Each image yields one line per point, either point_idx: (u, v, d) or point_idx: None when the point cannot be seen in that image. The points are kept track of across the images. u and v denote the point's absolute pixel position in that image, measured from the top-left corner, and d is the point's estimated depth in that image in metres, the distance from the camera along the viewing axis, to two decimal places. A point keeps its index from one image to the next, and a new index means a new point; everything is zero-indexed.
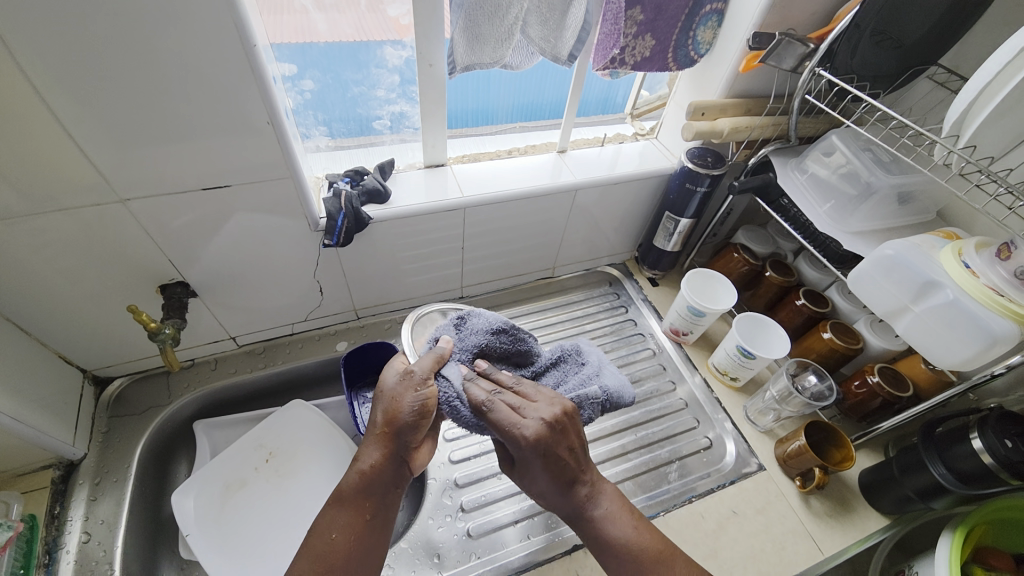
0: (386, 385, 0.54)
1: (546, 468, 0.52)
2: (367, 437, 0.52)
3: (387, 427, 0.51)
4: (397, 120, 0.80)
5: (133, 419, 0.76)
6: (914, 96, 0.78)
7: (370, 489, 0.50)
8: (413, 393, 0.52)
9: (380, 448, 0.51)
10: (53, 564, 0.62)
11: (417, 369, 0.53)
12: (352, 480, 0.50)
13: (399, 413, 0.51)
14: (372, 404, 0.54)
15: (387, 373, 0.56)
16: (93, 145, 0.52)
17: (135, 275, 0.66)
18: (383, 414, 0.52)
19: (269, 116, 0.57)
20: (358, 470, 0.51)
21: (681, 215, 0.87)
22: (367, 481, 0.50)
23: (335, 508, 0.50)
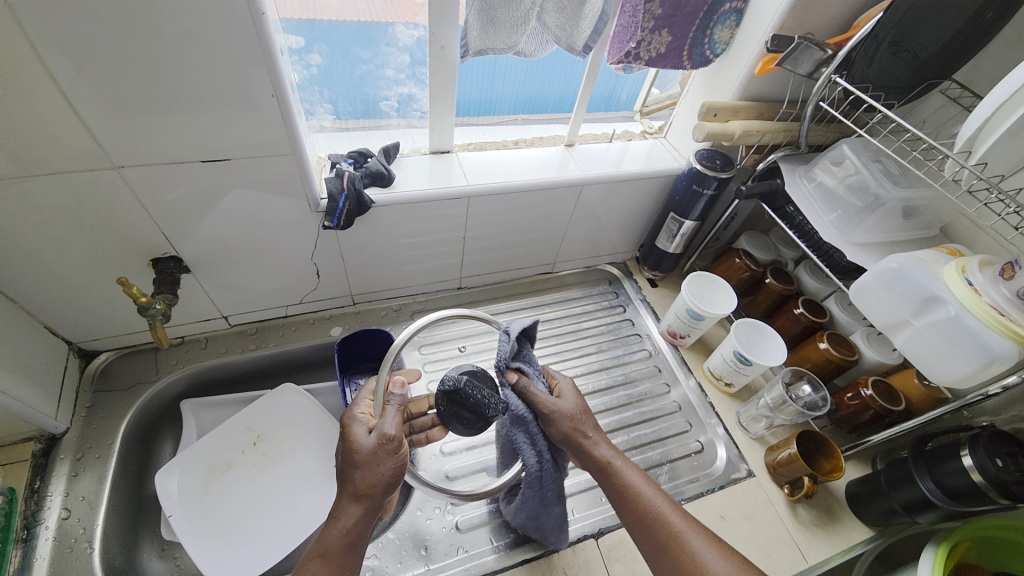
0: (358, 446, 0.50)
1: (574, 405, 0.58)
2: (345, 498, 0.49)
3: (365, 491, 0.48)
4: (404, 103, 0.78)
5: (119, 394, 0.75)
6: (926, 110, 0.78)
7: (355, 542, 0.48)
8: (387, 457, 0.49)
9: (361, 506, 0.48)
10: (31, 539, 0.61)
11: (390, 432, 0.50)
12: (334, 538, 0.47)
13: (377, 471, 0.48)
14: (347, 463, 0.50)
15: (353, 428, 0.51)
16: (90, 111, 0.50)
17: (127, 247, 0.64)
18: (360, 478, 0.49)
19: (274, 90, 0.55)
20: (339, 528, 0.48)
21: (685, 217, 0.86)
22: (352, 539, 0.48)
23: (314, 564, 0.46)
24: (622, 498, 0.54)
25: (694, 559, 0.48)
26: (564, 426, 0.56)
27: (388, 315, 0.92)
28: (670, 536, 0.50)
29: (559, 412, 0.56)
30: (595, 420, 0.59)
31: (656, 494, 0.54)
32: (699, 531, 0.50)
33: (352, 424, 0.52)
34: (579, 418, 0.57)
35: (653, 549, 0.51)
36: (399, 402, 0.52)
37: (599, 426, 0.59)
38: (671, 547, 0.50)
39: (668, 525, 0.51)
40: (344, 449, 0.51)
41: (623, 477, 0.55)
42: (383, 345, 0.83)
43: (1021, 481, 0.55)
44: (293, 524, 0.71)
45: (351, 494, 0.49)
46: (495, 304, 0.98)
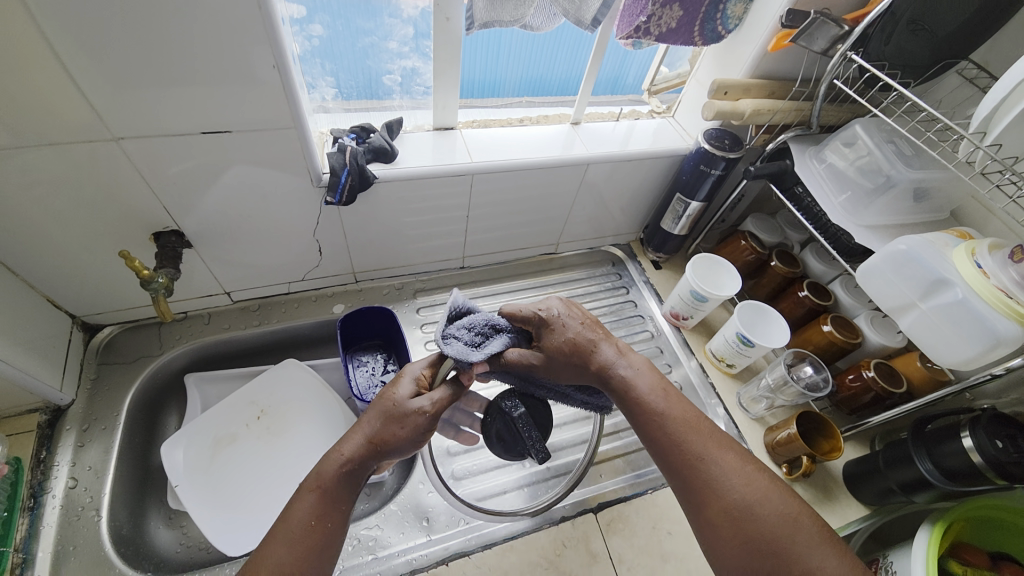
0: (397, 400, 0.54)
1: (565, 337, 0.58)
2: (358, 437, 0.52)
3: (379, 440, 0.51)
4: (408, 77, 0.76)
5: (122, 367, 0.75)
6: (941, 90, 0.76)
7: (349, 479, 0.50)
8: (412, 420, 0.52)
9: (368, 452, 0.51)
10: (39, 507, 0.62)
11: (428, 406, 0.53)
12: (333, 472, 0.49)
13: (399, 428, 0.51)
14: (375, 409, 0.54)
15: (402, 383, 0.56)
16: (87, 78, 0.49)
17: (127, 220, 0.64)
18: (381, 424, 0.52)
19: (276, 59, 0.53)
20: (338, 460, 0.50)
21: (691, 197, 0.85)
22: (349, 477, 0.49)
23: (311, 495, 0.48)
24: (640, 416, 0.54)
25: (712, 476, 0.49)
26: (561, 359, 0.58)
27: (391, 294, 0.92)
28: (690, 456, 0.50)
29: (551, 349, 0.58)
30: (597, 337, 0.59)
31: (674, 411, 0.54)
32: (717, 448, 0.51)
33: (405, 376, 0.57)
34: (583, 339, 0.59)
35: (671, 468, 0.51)
36: (453, 389, 0.54)
37: (604, 338, 0.59)
38: (690, 465, 0.50)
39: (687, 443, 0.51)
40: (382, 397, 0.55)
41: (641, 398, 0.55)
42: (386, 323, 0.83)
43: (1017, 462, 0.56)
44: None
45: (364, 435, 0.52)
46: (498, 284, 0.98)
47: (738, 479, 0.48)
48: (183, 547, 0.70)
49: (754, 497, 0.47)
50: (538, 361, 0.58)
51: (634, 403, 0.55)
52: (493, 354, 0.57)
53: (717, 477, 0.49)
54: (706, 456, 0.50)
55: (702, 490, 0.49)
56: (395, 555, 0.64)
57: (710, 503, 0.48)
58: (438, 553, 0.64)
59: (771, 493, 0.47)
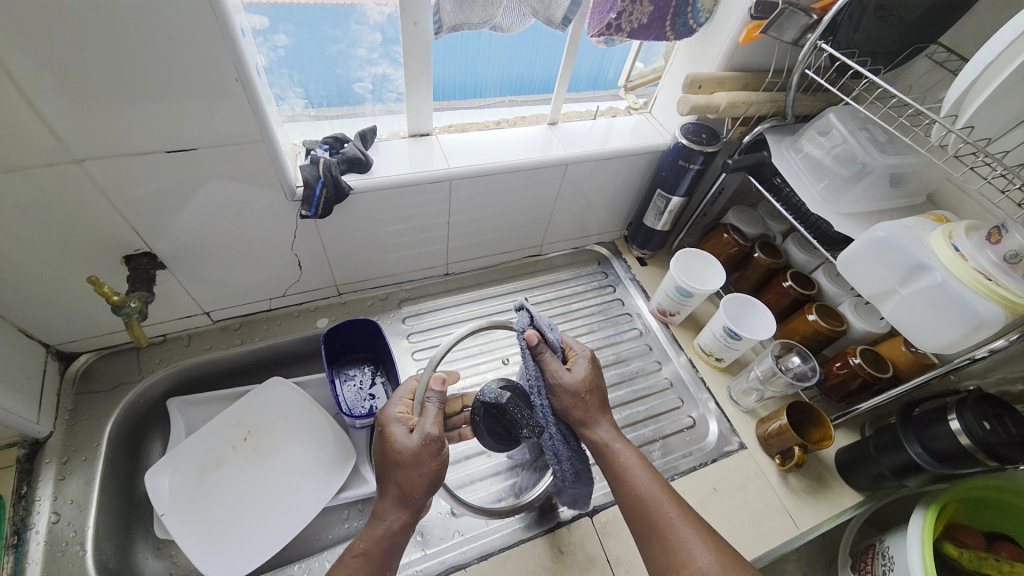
0: (398, 447, 0.51)
1: (585, 379, 0.60)
2: (388, 500, 0.52)
3: (409, 492, 0.51)
4: (379, 85, 0.75)
5: (102, 395, 0.73)
6: (911, 75, 0.76)
7: (392, 543, 0.51)
8: (427, 461, 0.51)
9: (402, 507, 0.52)
10: (23, 544, 0.60)
11: (433, 431, 0.52)
12: (377, 540, 0.51)
13: (420, 473, 0.51)
14: (387, 466, 0.52)
15: (393, 429, 0.53)
16: (43, 101, 0.47)
17: (97, 244, 0.62)
18: (399, 479, 0.51)
19: (239, 74, 0.52)
20: (379, 529, 0.52)
21: (672, 193, 0.85)
22: (392, 538, 0.51)
23: (358, 562, 0.50)
24: (617, 479, 0.57)
25: (680, 545, 0.50)
26: (573, 395, 0.59)
27: (376, 305, 0.91)
28: (661, 523, 0.52)
29: (571, 381, 0.59)
30: (602, 395, 0.61)
31: (651, 478, 0.56)
32: (688, 521, 0.52)
33: (389, 424, 0.53)
34: (583, 397, 0.59)
35: (643, 534, 0.53)
36: (438, 399, 0.54)
37: (602, 406, 0.61)
38: (661, 533, 0.52)
39: (661, 511, 0.53)
40: (383, 450, 0.53)
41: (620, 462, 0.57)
42: (371, 336, 0.82)
43: (1008, 442, 0.56)
44: (288, 516, 0.71)
45: (392, 493, 0.52)
46: (484, 289, 0.97)
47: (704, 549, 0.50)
48: None
49: (720, 573, 0.48)
50: (561, 382, 0.59)
51: (611, 468, 0.57)
52: (545, 343, 0.60)
53: (685, 546, 0.50)
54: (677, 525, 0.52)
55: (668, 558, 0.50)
56: None
57: (675, 573, 0.49)
58: (433, 567, 0.63)
59: (736, 567, 0.49)
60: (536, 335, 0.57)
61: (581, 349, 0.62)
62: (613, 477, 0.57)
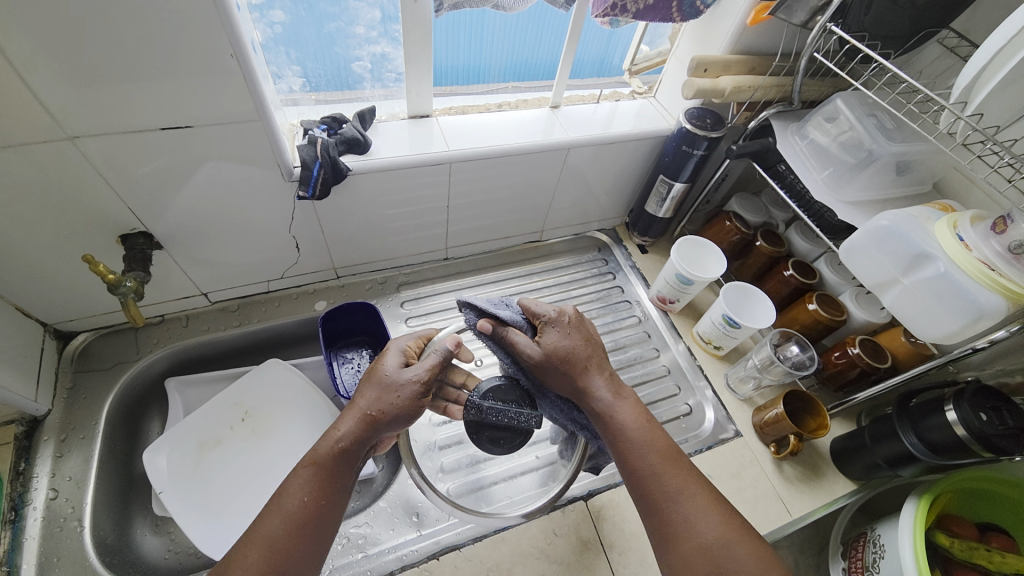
0: (387, 372, 0.54)
1: (562, 344, 0.59)
2: (354, 415, 0.52)
3: (376, 412, 0.52)
4: (378, 63, 0.74)
5: (100, 374, 0.73)
6: (922, 61, 0.75)
7: (346, 459, 0.50)
8: (405, 391, 0.52)
9: (364, 426, 0.51)
10: (20, 520, 0.60)
11: (422, 376, 0.54)
12: (330, 450, 0.50)
13: (395, 397, 0.52)
14: (367, 385, 0.54)
15: (390, 356, 0.57)
16: (34, 74, 0.46)
17: (92, 223, 0.61)
18: (375, 396, 0.53)
19: (233, 50, 0.51)
20: (337, 439, 0.51)
21: (674, 179, 0.84)
22: (344, 455, 0.50)
23: (306, 472, 0.49)
24: (616, 442, 0.56)
25: (679, 512, 0.50)
26: (550, 362, 0.58)
27: (374, 288, 0.91)
28: (661, 489, 0.52)
29: (541, 352, 0.58)
30: (592, 359, 0.59)
31: (653, 443, 0.55)
32: (689, 487, 0.52)
33: (392, 350, 0.58)
34: (575, 355, 0.59)
35: (642, 497, 0.53)
36: (442, 353, 0.56)
37: (595, 363, 0.60)
38: (660, 498, 0.52)
39: (661, 477, 0.53)
40: (372, 372, 0.56)
41: (621, 425, 0.56)
42: (369, 319, 0.82)
43: (1003, 434, 0.56)
44: None
45: (360, 409, 0.52)
46: (483, 275, 0.96)
47: (706, 516, 0.50)
48: (171, 554, 0.70)
49: (723, 539, 0.48)
50: (530, 356, 0.58)
51: (611, 430, 0.56)
52: (502, 323, 0.59)
53: (683, 513, 0.50)
54: (679, 492, 0.52)
55: (670, 524, 0.50)
56: (385, 552, 0.64)
57: (678, 539, 0.49)
58: (429, 548, 0.64)
59: (735, 532, 0.49)
60: (485, 326, 0.58)
61: (545, 311, 0.61)
62: (612, 440, 0.56)
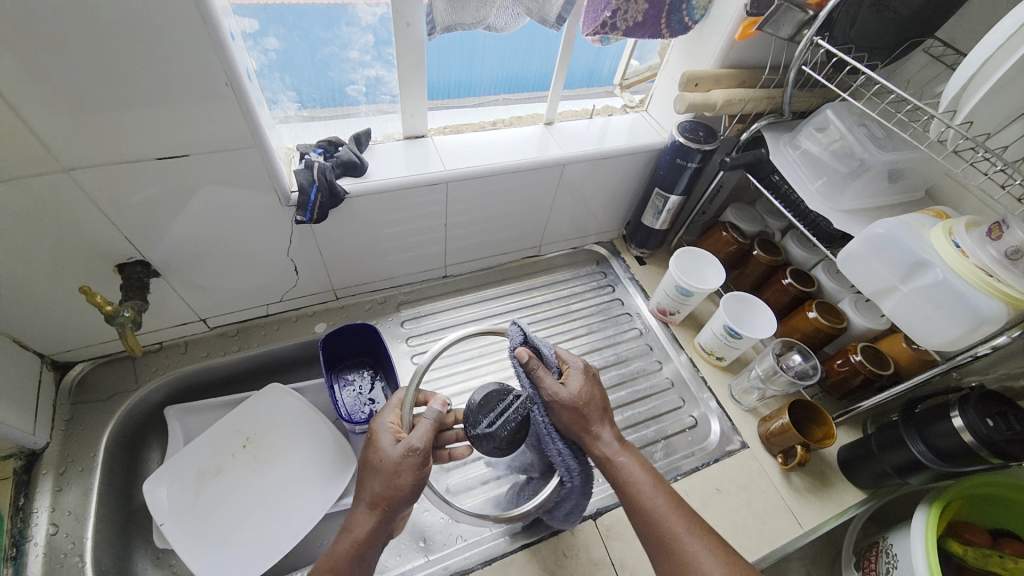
0: (382, 453, 0.52)
1: (580, 392, 0.59)
2: (365, 509, 0.51)
3: (384, 501, 0.50)
4: (373, 86, 0.75)
5: (98, 405, 0.73)
6: (909, 70, 0.76)
7: (362, 557, 0.49)
8: (406, 473, 0.50)
9: (376, 519, 0.50)
10: (22, 556, 0.59)
11: (417, 444, 0.51)
12: (345, 554, 0.49)
13: (397, 481, 0.50)
14: (369, 472, 0.52)
15: (382, 435, 0.53)
16: (33, 110, 0.46)
17: (92, 253, 0.61)
18: (376, 485, 0.51)
19: (229, 78, 0.52)
20: (353, 538, 0.50)
21: (670, 191, 0.85)
22: (361, 554, 0.49)
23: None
24: (623, 493, 0.55)
25: (690, 560, 0.49)
26: (568, 411, 0.58)
27: (374, 309, 0.90)
28: (669, 538, 0.51)
29: (566, 396, 0.58)
30: (598, 412, 0.59)
31: (658, 492, 0.54)
32: (696, 534, 0.51)
33: (379, 432, 0.54)
34: (582, 409, 0.58)
35: (653, 548, 0.52)
36: (433, 417, 0.54)
37: (603, 413, 0.59)
38: (671, 545, 0.51)
39: (669, 525, 0.52)
40: (369, 455, 0.53)
41: (626, 476, 0.56)
42: (369, 340, 0.82)
43: (1012, 440, 0.56)
44: (290, 522, 0.70)
45: (368, 500, 0.51)
46: (482, 291, 0.96)
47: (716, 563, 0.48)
48: None
49: None
50: (553, 396, 0.57)
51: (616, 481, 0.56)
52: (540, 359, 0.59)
53: (696, 559, 0.49)
54: (688, 540, 0.50)
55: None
56: None
57: None
58: (436, 574, 0.63)
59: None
60: (525, 351, 0.57)
61: (577, 364, 0.61)
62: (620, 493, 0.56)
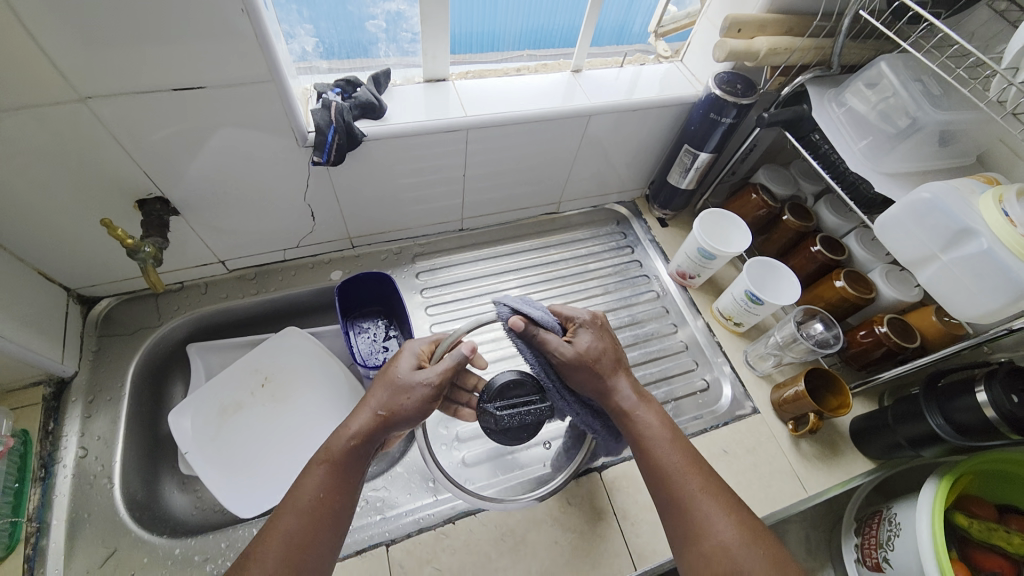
0: (399, 372, 0.54)
1: (589, 348, 0.58)
2: (366, 412, 0.52)
3: (387, 410, 0.51)
4: (393, 22, 0.71)
5: (123, 339, 0.75)
6: (972, 23, 0.69)
7: (358, 455, 0.50)
8: (416, 392, 0.52)
9: (375, 425, 0.51)
10: (50, 478, 0.63)
11: (434, 376, 0.53)
12: (343, 448, 0.50)
13: (405, 396, 0.52)
14: (378, 385, 0.54)
15: (404, 358, 0.56)
16: (43, 32, 0.45)
17: (109, 188, 0.61)
18: (386, 397, 0.52)
19: (244, 4, 0.49)
20: (348, 437, 0.51)
21: (700, 148, 0.81)
22: (359, 451, 0.50)
23: (321, 468, 0.49)
24: (638, 445, 0.55)
25: (703, 517, 0.49)
26: (576, 365, 0.57)
27: (390, 259, 0.90)
28: (687, 494, 0.51)
29: (572, 354, 0.57)
30: (615, 365, 0.59)
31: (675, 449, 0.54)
32: (711, 493, 0.51)
33: (405, 351, 0.57)
34: (595, 361, 0.57)
35: (662, 502, 0.52)
36: (456, 355, 0.54)
37: (620, 367, 0.59)
38: (684, 502, 0.51)
39: (682, 482, 0.52)
40: (385, 372, 0.56)
41: (643, 430, 0.55)
42: (384, 289, 0.82)
43: None
44: (304, 456, 0.73)
45: (371, 409, 0.52)
46: (498, 247, 0.95)
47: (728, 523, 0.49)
48: (198, 510, 0.72)
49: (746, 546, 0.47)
50: (559, 356, 0.56)
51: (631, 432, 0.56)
52: (533, 323, 0.57)
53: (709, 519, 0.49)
54: (701, 499, 0.50)
55: (689, 533, 0.50)
56: (402, 515, 0.65)
57: (700, 542, 0.49)
58: (445, 512, 0.65)
59: (762, 544, 0.48)
60: (518, 322, 0.55)
61: (580, 316, 0.60)
62: (634, 443, 0.56)
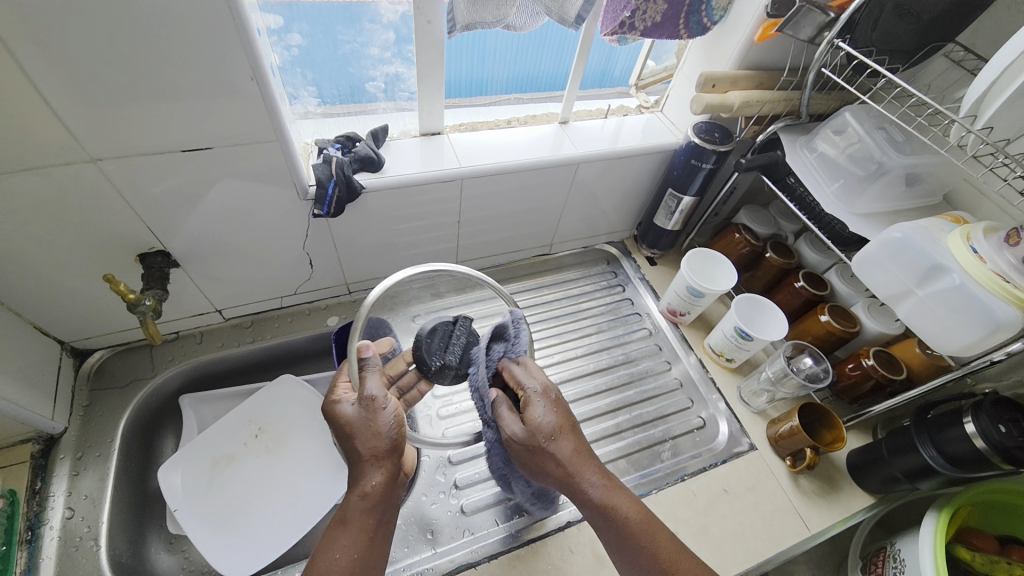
0: (348, 416, 0.49)
1: (544, 427, 0.51)
2: (363, 463, 0.47)
3: (374, 450, 0.47)
4: (391, 83, 0.75)
5: (115, 391, 0.74)
6: (930, 74, 0.75)
7: (377, 505, 0.46)
8: (385, 412, 0.49)
9: (380, 466, 0.47)
10: (36, 540, 0.61)
11: (376, 391, 0.50)
12: (356, 504, 0.45)
13: (378, 427, 0.48)
14: (343, 437, 0.49)
15: (340, 404, 0.51)
16: (61, 101, 0.47)
17: (111, 243, 0.62)
18: (363, 441, 0.48)
19: (254, 72, 0.52)
20: (360, 492, 0.46)
21: (683, 192, 0.85)
22: (373, 503, 0.46)
23: (338, 531, 0.44)
24: (615, 539, 0.49)
25: None
26: (531, 449, 0.51)
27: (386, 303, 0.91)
28: None
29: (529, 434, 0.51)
30: (575, 448, 0.52)
31: (654, 539, 0.48)
32: None
33: (335, 401, 0.51)
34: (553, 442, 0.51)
35: None
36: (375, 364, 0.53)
37: (581, 447, 0.52)
38: None
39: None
40: (337, 424, 0.50)
41: (622, 520, 0.49)
42: None
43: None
44: (296, 507, 0.72)
45: (363, 456, 0.47)
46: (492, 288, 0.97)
47: None
48: (186, 572, 0.70)
49: None
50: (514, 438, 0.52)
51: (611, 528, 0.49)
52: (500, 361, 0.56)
53: None
54: None
55: None
56: (401, 570, 0.63)
57: None
58: (445, 566, 0.64)
59: None
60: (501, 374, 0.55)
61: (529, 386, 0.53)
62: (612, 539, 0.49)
